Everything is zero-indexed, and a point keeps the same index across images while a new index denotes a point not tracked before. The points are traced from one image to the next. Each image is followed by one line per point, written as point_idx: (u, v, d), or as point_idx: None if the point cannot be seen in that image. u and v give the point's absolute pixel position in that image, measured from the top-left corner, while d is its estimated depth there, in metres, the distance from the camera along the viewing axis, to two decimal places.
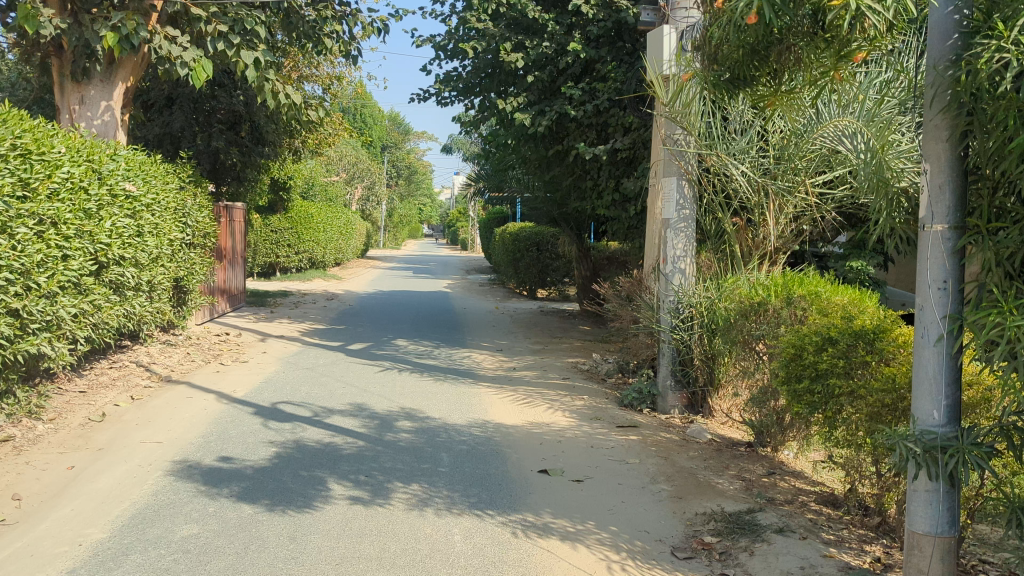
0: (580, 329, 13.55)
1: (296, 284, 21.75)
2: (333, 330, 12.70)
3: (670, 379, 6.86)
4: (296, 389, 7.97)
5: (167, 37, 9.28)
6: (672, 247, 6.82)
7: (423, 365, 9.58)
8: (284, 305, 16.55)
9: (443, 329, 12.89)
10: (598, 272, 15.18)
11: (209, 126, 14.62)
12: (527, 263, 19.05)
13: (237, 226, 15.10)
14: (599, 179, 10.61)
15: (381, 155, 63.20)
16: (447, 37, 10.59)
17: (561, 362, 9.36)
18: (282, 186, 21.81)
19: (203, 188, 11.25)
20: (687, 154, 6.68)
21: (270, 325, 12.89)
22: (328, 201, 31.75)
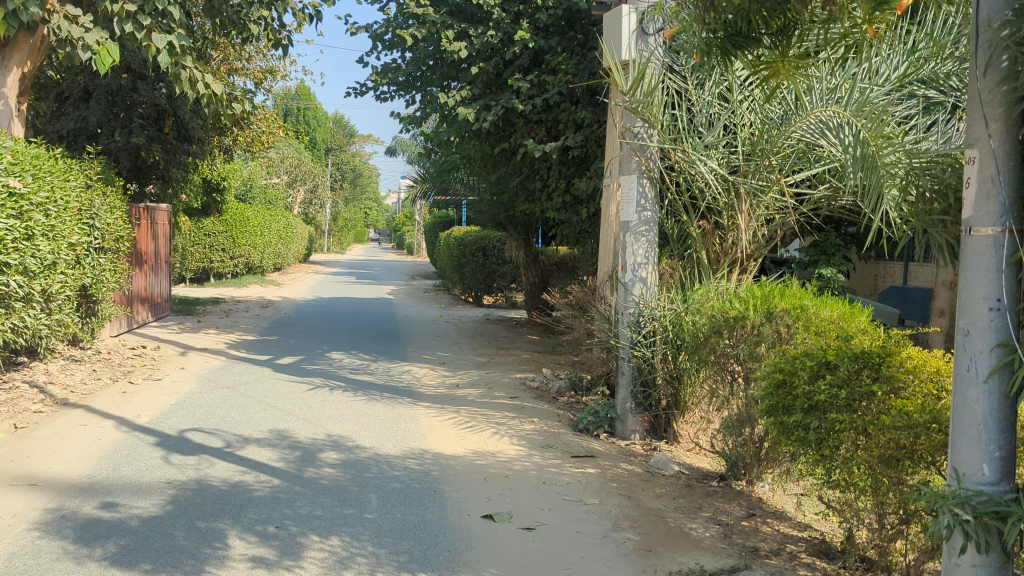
0: (529, 340, 12.79)
1: (230, 290, 20.61)
2: (262, 342, 11.73)
3: (630, 401, 6.13)
4: (210, 412, 7.05)
5: (68, 17, 8.27)
6: (632, 252, 6.09)
7: (356, 382, 8.72)
8: (214, 313, 15.49)
9: (383, 340, 12.01)
10: (547, 279, 14.47)
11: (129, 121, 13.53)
12: (473, 269, 18.26)
13: (162, 229, 14.03)
14: (548, 179, 9.87)
15: (325, 157, 61.73)
16: (385, 25, 9.78)
17: (509, 377, 8.59)
18: (215, 187, 20.66)
19: (117, 187, 10.24)
20: (649, 150, 6.01)
21: (194, 337, 11.86)
22: (267, 203, 30.51)
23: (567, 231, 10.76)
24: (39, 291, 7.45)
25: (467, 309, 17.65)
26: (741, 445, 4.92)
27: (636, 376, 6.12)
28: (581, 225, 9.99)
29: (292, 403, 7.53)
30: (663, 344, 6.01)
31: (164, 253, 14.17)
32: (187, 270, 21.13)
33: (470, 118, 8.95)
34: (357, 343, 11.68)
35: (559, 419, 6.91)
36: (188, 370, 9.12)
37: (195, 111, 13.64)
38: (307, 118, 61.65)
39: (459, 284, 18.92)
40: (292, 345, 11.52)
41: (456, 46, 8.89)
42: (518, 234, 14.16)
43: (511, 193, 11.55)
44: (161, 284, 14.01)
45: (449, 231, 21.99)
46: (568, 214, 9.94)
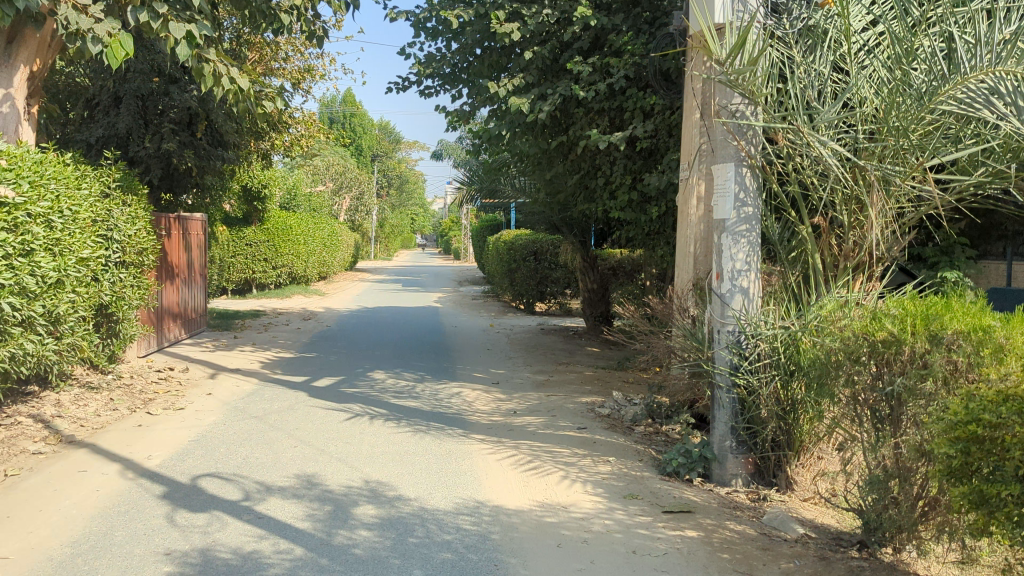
0: (589, 353, 11.69)
1: (272, 302, 19.87)
2: (300, 361, 10.84)
3: (729, 440, 5.06)
4: (234, 451, 6.12)
5: (77, 8, 7.44)
6: (730, 258, 5.01)
7: (402, 408, 7.74)
8: (253, 327, 14.69)
9: (430, 356, 11.02)
10: (606, 285, 13.36)
11: (160, 127, 12.74)
12: (525, 275, 17.21)
13: (198, 240, 13.27)
14: (611, 175, 8.82)
15: (371, 164, 61.28)
16: (427, 9, 8.80)
17: (573, 402, 7.53)
18: (256, 196, 19.96)
19: (141, 197, 9.43)
20: (749, 131, 4.96)
21: (229, 356, 11.01)
22: (312, 212, 29.85)
23: (633, 233, 9.67)
24: (43, 314, 6.60)
25: (519, 318, 16.61)
26: (892, 507, 3.80)
27: (737, 409, 5.03)
28: (651, 227, 8.89)
29: (328, 436, 6.57)
30: (772, 370, 4.89)
31: (200, 265, 13.44)
32: (229, 282, 20.45)
33: (523, 108, 7.91)
34: (402, 360, 10.72)
35: (639, 456, 5.82)
36: (216, 396, 8.24)
37: (229, 114, 12.85)
38: (352, 124, 61.29)
39: (510, 291, 17.88)
40: (333, 363, 10.60)
41: (506, 27, 7.87)
42: (574, 238, 13.09)
43: (568, 193, 10.49)
44: (198, 298, 13.29)
45: (498, 236, 20.98)
46: (635, 215, 8.85)
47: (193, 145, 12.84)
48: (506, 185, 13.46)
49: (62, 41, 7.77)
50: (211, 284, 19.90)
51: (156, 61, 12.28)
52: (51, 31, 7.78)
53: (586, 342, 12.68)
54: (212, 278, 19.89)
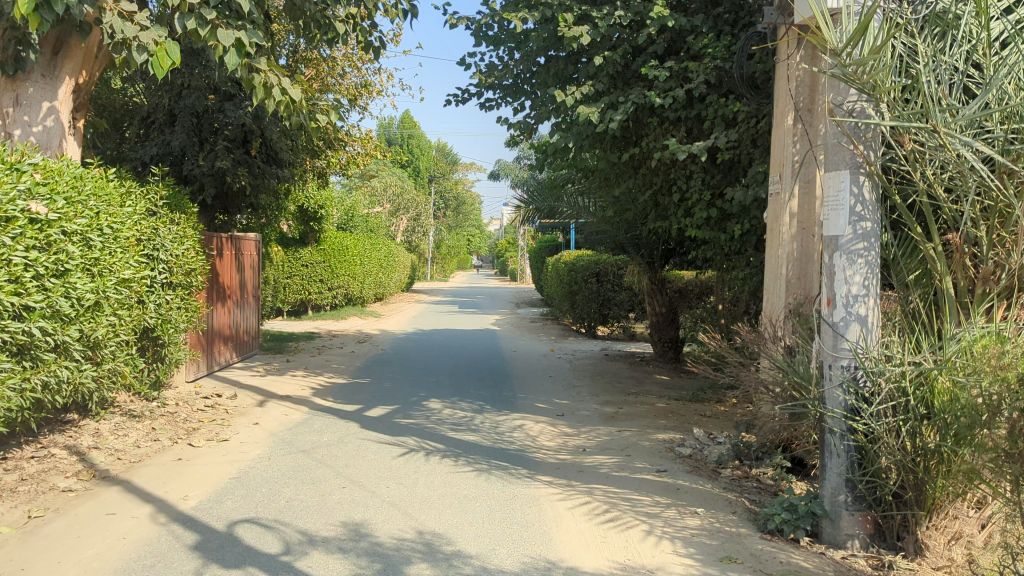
0: (658, 382, 10.95)
1: (327, 324, 19.53)
2: (353, 387, 10.32)
3: (845, 494, 4.30)
4: (277, 491, 5.56)
5: (123, 15, 7.07)
6: (845, 281, 4.28)
7: (461, 442, 7.13)
8: (307, 350, 14.28)
9: (489, 384, 10.41)
10: (675, 308, 12.60)
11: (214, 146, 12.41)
12: (587, 297, 16.53)
13: (251, 260, 12.92)
14: (687, 190, 8.21)
15: (428, 185, 61.34)
16: (489, 14, 8.26)
17: (648, 439, 6.82)
18: (312, 216, 19.69)
19: (190, 216, 9.03)
20: (869, 134, 4.25)
21: (280, 382, 10.56)
22: (369, 233, 29.64)
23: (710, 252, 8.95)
24: (80, 337, 6.17)
25: (581, 342, 15.93)
26: None
27: (852, 456, 4.28)
28: (732, 246, 8.17)
29: (381, 474, 5.99)
30: (897, 414, 4.14)
31: (253, 284, 13.09)
32: (284, 302, 20.20)
33: (594, 118, 7.28)
34: (460, 387, 10.13)
35: (731, 508, 5.09)
36: (263, 426, 7.74)
37: (284, 132, 12.50)
38: (410, 146, 61.48)
39: (570, 314, 17.22)
40: (387, 390, 10.07)
41: (575, 30, 7.26)
42: (640, 259, 12.41)
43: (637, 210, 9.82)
44: (251, 318, 12.95)
45: (558, 257, 20.34)
46: (714, 233, 8.14)
47: (247, 163, 12.52)
48: (568, 204, 12.83)
49: (108, 50, 7.42)
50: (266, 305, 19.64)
51: (210, 77, 12.00)
52: (98, 41, 7.44)
53: (653, 369, 11.95)
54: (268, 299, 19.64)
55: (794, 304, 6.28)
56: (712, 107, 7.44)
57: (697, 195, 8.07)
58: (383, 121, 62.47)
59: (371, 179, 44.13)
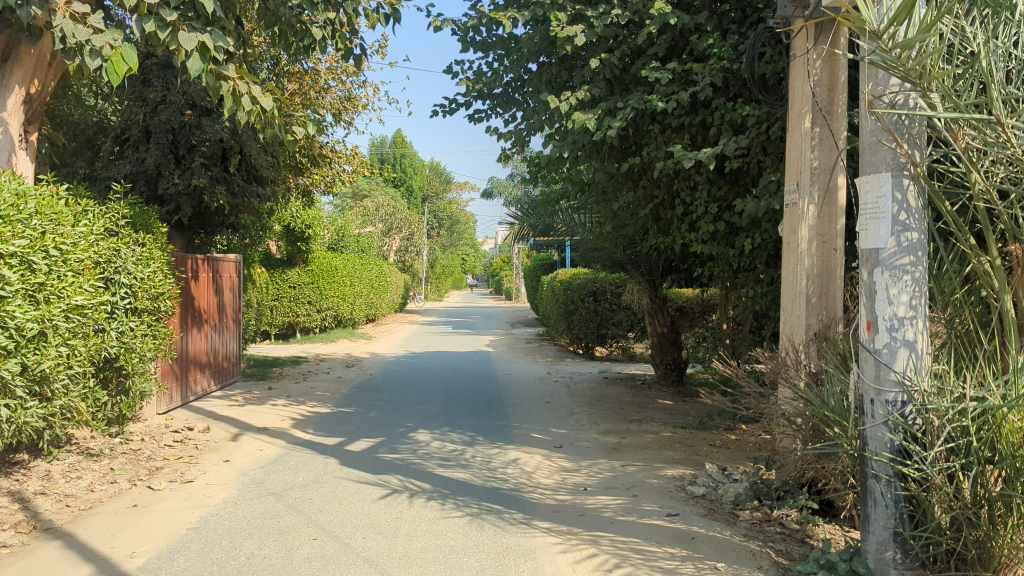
0: (662, 407, 10.32)
1: (315, 347, 18.87)
2: (336, 417, 9.68)
3: (893, 552, 3.69)
4: (241, 545, 4.91)
5: (76, 18, 6.49)
6: (888, 301, 3.71)
7: (449, 480, 6.49)
8: (292, 375, 13.64)
9: (482, 411, 9.78)
10: (677, 328, 11.99)
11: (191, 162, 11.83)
12: (584, 317, 15.93)
13: (231, 281, 12.29)
14: (692, 202, 7.65)
15: (421, 204, 60.83)
16: (477, 16, 7.69)
17: (655, 476, 6.19)
18: (300, 236, 19.08)
19: (157, 236, 8.40)
20: (913, 130, 3.67)
21: (259, 412, 9.91)
22: (360, 253, 29.01)
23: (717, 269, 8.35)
24: (21, 372, 5.53)
25: (578, 364, 15.31)
26: None
27: (899, 506, 3.69)
28: (740, 262, 7.58)
29: (359, 521, 5.35)
30: (956, 458, 3.53)
31: (235, 307, 12.47)
32: (271, 325, 19.54)
33: (590, 125, 6.68)
34: (451, 416, 9.49)
35: (755, 561, 4.46)
36: (234, 463, 7.09)
37: (264, 147, 11.90)
38: (402, 166, 61.01)
39: (567, 335, 16.61)
40: (373, 420, 9.43)
41: (569, 30, 6.68)
42: (639, 276, 11.82)
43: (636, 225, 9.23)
44: (233, 342, 12.32)
45: (553, 275, 19.73)
46: (721, 248, 7.55)
47: (225, 181, 11.91)
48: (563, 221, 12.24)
49: (62, 56, 6.82)
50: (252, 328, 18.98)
51: (186, 91, 11.41)
52: (51, 46, 6.85)
53: (655, 393, 11.33)
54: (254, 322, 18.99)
55: (817, 326, 5.70)
56: (717, 112, 6.87)
57: (702, 208, 7.48)
58: (376, 141, 62.02)
59: (363, 199, 43.57)
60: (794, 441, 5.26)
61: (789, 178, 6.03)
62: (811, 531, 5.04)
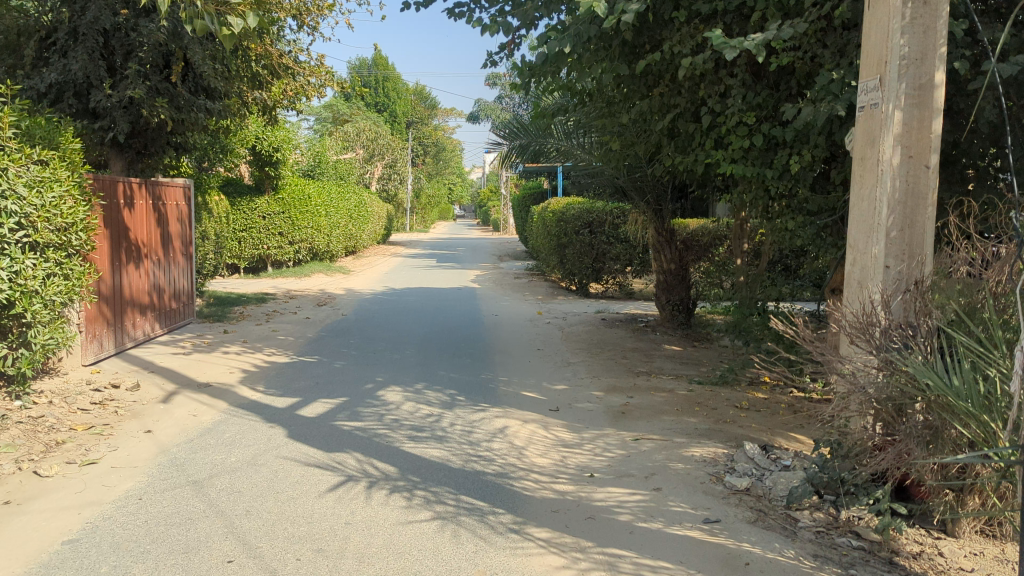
0: (670, 357, 9.02)
1: (287, 282, 17.44)
2: (295, 368, 8.33)
3: None
4: (128, 570, 3.58)
5: None
6: None
7: (420, 460, 5.18)
8: (255, 315, 12.26)
9: (464, 362, 8.45)
10: (685, 263, 10.63)
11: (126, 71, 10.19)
12: (579, 250, 14.57)
13: (181, 210, 10.76)
14: (722, 110, 6.21)
15: (405, 131, 58.70)
16: None
17: (681, 459, 4.89)
18: (268, 161, 17.47)
19: (65, 153, 6.87)
20: None
21: (206, 362, 8.56)
22: (338, 180, 27.36)
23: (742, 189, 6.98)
24: None
25: (571, 303, 13.98)
26: None
27: None
28: (777, 186, 6.21)
29: (296, 530, 4.03)
30: None
31: (186, 238, 10.97)
32: (239, 258, 18.07)
33: (600, 7, 5.17)
34: (428, 368, 8.16)
35: None
36: (156, 435, 5.73)
37: (212, 54, 10.25)
38: (385, 90, 58.61)
39: (560, 269, 15.27)
40: (336, 372, 8.09)
41: None
42: (642, 207, 10.48)
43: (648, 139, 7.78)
44: (185, 278, 10.87)
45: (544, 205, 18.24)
46: (754, 168, 6.16)
47: (168, 93, 10.30)
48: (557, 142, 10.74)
49: None
50: (217, 261, 17.52)
51: None
52: None
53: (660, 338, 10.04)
54: (219, 255, 17.52)
55: (904, 271, 4.34)
56: None
57: (735, 118, 6.05)
58: (356, 63, 59.40)
59: (343, 124, 41.56)
60: (871, 422, 3.97)
61: (865, 73, 4.58)
62: (900, 545, 3.74)
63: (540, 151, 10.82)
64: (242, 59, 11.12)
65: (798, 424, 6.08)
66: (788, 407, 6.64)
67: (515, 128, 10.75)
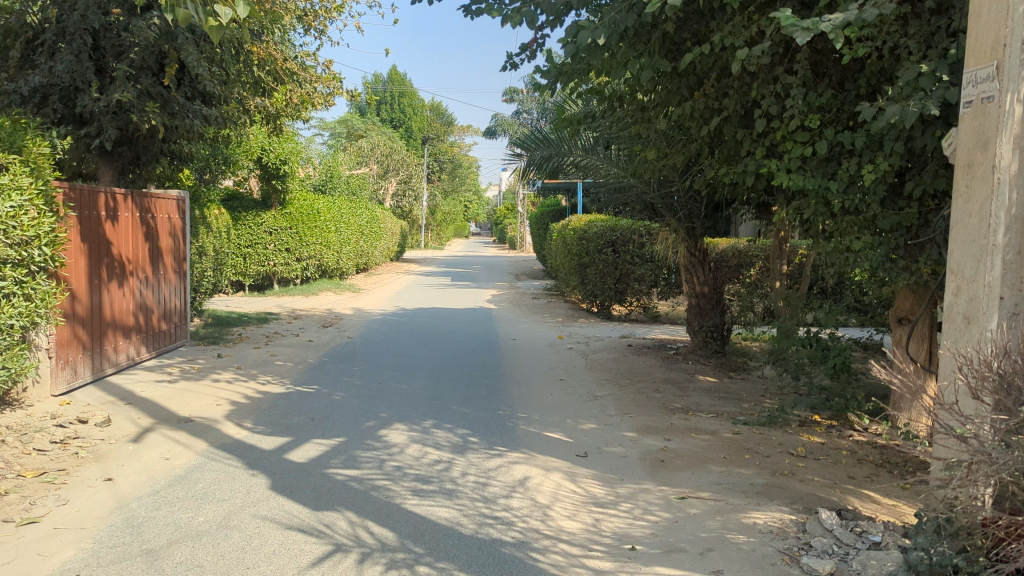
0: (706, 390, 8.14)
1: (293, 301, 16.67)
2: (290, 400, 7.51)
3: None
4: None
5: None
6: None
7: (423, 522, 4.32)
8: (256, 337, 11.50)
9: (479, 395, 7.60)
10: (719, 284, 9.81)
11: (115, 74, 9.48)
12: (602, 270, 13.74)
13: (174, 223, 10.00)
14: (778, 111, 5.37)
15: (421, 147, 58.23)
16: None
17: (742, 529, 4.01)
18: (276, 174, 16.79)
19: (29, 158, 6.11)
20: None
21: (193, 391, 7.75)
22: (351, 196, 26.71)
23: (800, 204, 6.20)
24: None
25: (593, 326, 13.11)
26: None
27: None
28: (842, 200, 5.36)
29: None
30: None
31: (180, 253, 10.19)
32: (244, 275, 17.33)
33: None
34: (438, 401, 7.32)
35: None
36: (116, 485, 4.91)
37: (208, 54, 9.54)
38: (400, 106, 58.15)
39: (580, 290, 14.46)
40: (336, 405, 7.26)
41: None
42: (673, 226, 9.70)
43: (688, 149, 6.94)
44: (178, 297, 10.08)
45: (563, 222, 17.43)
46: (817, 179, 5.30)
47: (161, 97, 9.58)
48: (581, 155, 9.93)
49: None
50: (222, 279, 16.81)
51: None
52: None
53: (692, 369, 9.15)
54: (224, 272, 16.81)
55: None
56: None
57: (795, 120, 5.21)
58: (372, 79, 59.15)
59: (357, 140, 41.06)
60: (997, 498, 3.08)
61: (973, 60, 3.71)
62: None
63: (562, 164, 10.00)
64: (242, 63, 10.37)
65: (868, 478, 5.18)
66: (852, 455, 5.75)
67: (536, 139, 9.95)
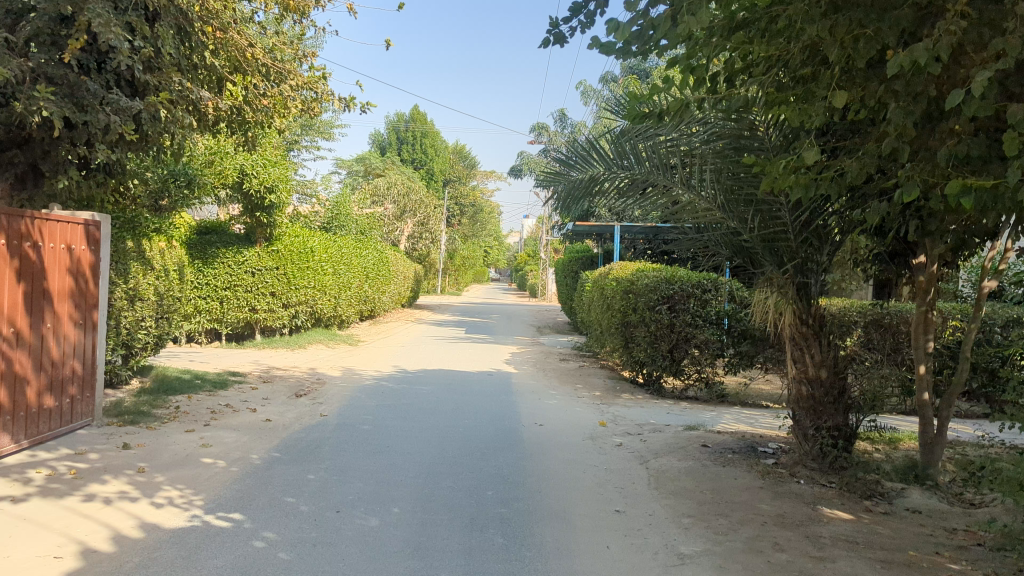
0: (852, 544, 5.13)
1: (274, 357, 13.90)
2: (184, 546, 4.57)
3: None
4: None
5: None
6: None
7: None
8: (201, 410, 8.64)
9: (495, 551, 4.65)
10: (842, 366, 6.90)
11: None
12: (655, 332, 10.90)
13: (81, 255, 7.21)
14: None
15: (442, 189, 55.90)
16: None
17: None
18: (258, 206, 14.16)
19: None
20: None
21: (36, 523, 4.84)
22: (359, 236, 24.05)
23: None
24: None
25: (643, 408, 10.14)
26: None
27: None
28: None
29: None
30: None
31: (90, 298, 7.39)
32: (218, 322, 14.80)
33: None
34: (423, 565, 4.37)
35: None
36: None
37: (130, 24, 6.88)
38: (422, 147, 56.11)
39: (629, 357, 11.62)
40: (250, 565, 4.32)
41: None
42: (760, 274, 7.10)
43: (857, 143, 4.27)
44: (81, 359, 7.27)
45: (600, 270, 14.55)
46: None
47: (65, 82, 6.83)
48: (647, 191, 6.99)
49: None
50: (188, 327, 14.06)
51: None
52: None
53: (809, 494, 6.16)
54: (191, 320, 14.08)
55: None
56: None
57: None
58: (395, 119, 57.24)
59: (373, 179, 38.66)
60: None
61: None
62: None
63: (610, 192, 7.09)
64: (187, 44, 7.69)
65: None
66: None
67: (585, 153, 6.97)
